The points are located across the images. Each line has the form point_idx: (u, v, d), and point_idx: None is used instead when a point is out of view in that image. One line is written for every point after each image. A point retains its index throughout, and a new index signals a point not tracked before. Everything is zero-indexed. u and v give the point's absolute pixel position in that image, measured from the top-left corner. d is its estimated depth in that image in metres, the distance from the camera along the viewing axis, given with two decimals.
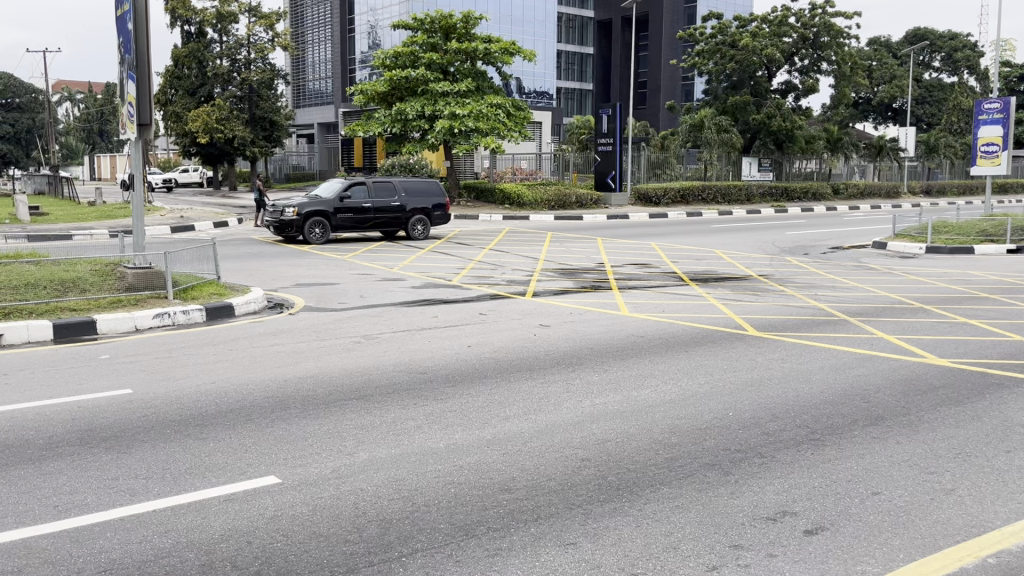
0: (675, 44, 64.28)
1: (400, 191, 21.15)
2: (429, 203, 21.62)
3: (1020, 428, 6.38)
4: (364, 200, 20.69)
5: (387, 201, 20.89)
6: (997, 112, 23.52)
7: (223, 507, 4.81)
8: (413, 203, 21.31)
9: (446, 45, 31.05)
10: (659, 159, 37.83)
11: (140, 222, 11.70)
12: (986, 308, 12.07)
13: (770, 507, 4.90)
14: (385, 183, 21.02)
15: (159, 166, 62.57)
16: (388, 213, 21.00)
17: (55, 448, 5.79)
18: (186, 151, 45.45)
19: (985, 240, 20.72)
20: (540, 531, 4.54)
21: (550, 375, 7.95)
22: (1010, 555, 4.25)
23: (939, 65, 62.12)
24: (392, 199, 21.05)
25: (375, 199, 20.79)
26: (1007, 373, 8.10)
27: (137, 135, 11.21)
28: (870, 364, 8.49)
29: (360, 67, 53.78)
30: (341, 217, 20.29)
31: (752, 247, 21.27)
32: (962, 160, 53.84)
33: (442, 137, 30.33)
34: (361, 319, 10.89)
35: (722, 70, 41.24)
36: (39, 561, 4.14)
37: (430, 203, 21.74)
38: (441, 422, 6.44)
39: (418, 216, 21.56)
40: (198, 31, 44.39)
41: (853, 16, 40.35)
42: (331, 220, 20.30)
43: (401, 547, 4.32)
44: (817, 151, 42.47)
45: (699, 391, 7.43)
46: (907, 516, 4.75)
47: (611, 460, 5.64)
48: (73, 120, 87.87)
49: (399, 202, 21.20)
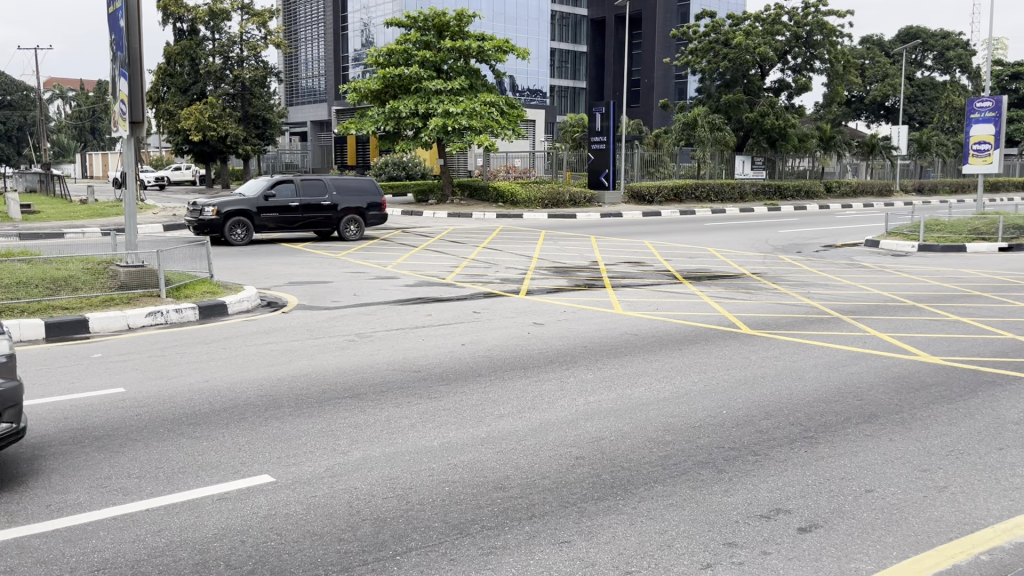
0: (668, 42, 64.30)
1: (331, 189, 20.61)
2: (363, 202, 21.08)
3: (1012, 426, 6.41)
4: (291, 199, 20.18)
5: (317, 200, 20.35)
6: (989, 110, 23.60)
7: (217, 507, 4.79)
8: (346, 203, 20.78)
9: (440, 43, 31.01)
10: (653, 157, 37.76)
11: (132, 222, 11.65)
12: (978, 306, 12.11)
13: (764, 504, 4.91)
14: (314, 181, 20.47)
15: (151, 164, 62.38)
16: (318, 212, 20.50)
17: (47, 447, 5.77)
18: (179, 149, 45.31)
19: (977, 238, 20.74)
20: (534, 529, 4.54)
21: (544, 373, 7.96)
22: (1003, 552, 4.26)
23: (932, 64, 62.26)
24: (322, 198, 20.51)
25: (303, 197, 20.27)
26: (998, 371, 8.14)
27: (129, 132, 11.15)
28: (863, 362, 8.51)
29: (353, 65, 53.65)
30: (265, 216, 19.73)
31: (745, 245, 21.32)
32: (953, 159, 54.07)
33: (435, 135, 30.32)
34: (354, 318, 10.86)
35: (715, 68, 41.30)
36: (31, 560, 4.13)
37: (364, 202, 21.21)
38: (435, 420, 6.44)
39: (351, 215, 21.02)
40: (190, 29, 44.20)
41: (846, 15, 40.49)
42: (254, 220, 19.70)
43: (395, 546, 4.32)
44: (809, 149, 42.59)
45: (693, 389, 7.44)
46: (901, 513, 4.77)
47: (605, 458, 5.65)
48: (65, 118, 87.54)
49: (330, 201, 20.69)
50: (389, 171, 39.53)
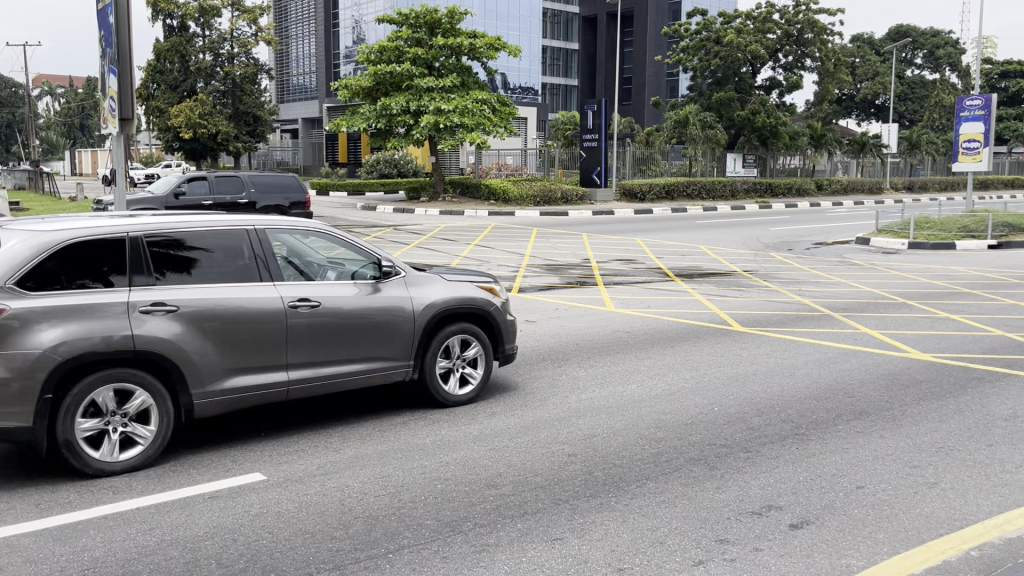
0: (660, 40, 64.34)
1: (248, 186, 19.97)
2: (284, 198, 20.30)
3: (1001, 422, 6.44)
4: (204, 197, 19.48)
5: (232, 195, 19.64)
6: (979, 108, 23.70)
7: (209, 505, 4.77)
8: (265, 199, 20.01)
9: (431, 40, 30.93)
10: (644, 155, 37.82)
11: (123, 220, 11.58)
12: (968, 303, 12.16)
13: (755, 501, 4.92)
14: (229, 179, 19.91)
15: (141, 161, 62.12)
16: (235, 209, 19.69)
17: (36, 446, 5.74)
18: (169, 146, 45.09)
19: (967, 236, 20.82)
20: (527, 526, 4.54)
21: (536, 370, 7.96)
22: (993, 548, 4.27)
23: (922, 62, 62.48)
24: (239, 195, 19.81)
25: (216, 194, 19.57)
26: (989, 368, 8.17)
27: (119, 130, 11.07)
28: (854, 359, 8.54)
29: (344, 62, 53.50)
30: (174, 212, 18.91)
31: (737, 242, 21.36)
32: (943, 157, 54.37)
33: (427, 132, 30.27)
34: None
35: (707, 66, 41.35)
36: (21, 560, 4.11)
37: (286, 199, 20.42)
38: (427, 418, 6.44)
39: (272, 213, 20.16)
40: (180, 25, 43.97)
41: (837, 13, 40.58)
42: None
43: (388, 544, 4.32)
44: (801, 147, 42.70)
45: (685, 386, 7.45)
46: (891, 509, 4.79)
47: (597, 456, 5.65)
48: (54, 114, 87.06)
49: (248, 198, 19.95)
50: (381, 169, 39.55)
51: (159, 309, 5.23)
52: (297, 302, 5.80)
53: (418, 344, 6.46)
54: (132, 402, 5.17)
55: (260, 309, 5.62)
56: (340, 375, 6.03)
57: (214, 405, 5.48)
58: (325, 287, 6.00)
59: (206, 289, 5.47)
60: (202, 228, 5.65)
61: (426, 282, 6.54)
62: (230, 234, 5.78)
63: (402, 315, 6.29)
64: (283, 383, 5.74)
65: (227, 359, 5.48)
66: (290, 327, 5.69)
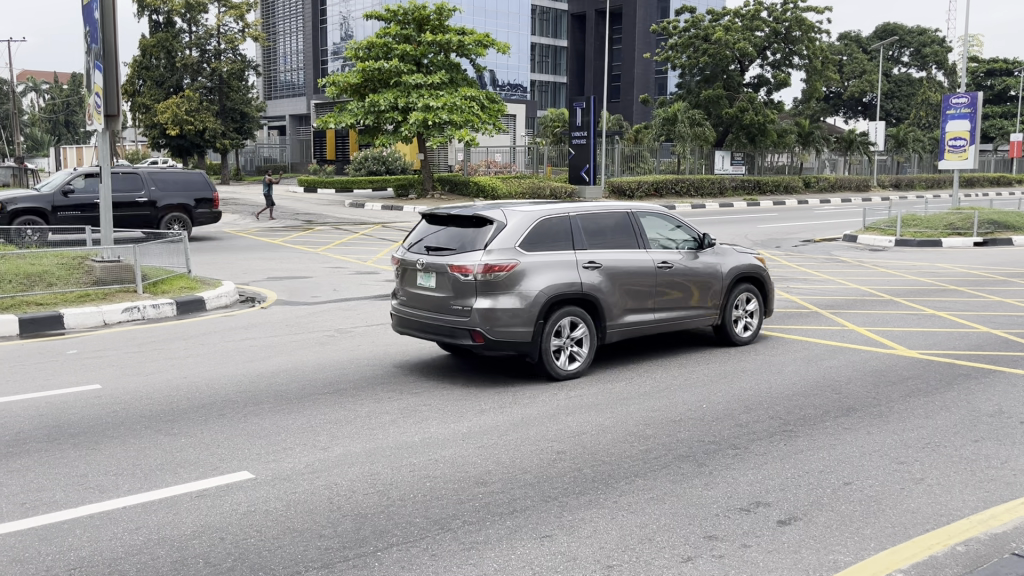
0: (649, 38, 64.40)
1: (148, 184, 19.03)
2: (189, 199, 19.49)
3: (986, 418, 6.48)
4: (97, 196, 18.61)
5: (129, 196, 18.74)
6: (964, 106, 23.84)
7: (195, 504, 4.74)
8: (167, 200, 19.14)
9: (419, 37, 30.84)
10: (633, 152, 37.88)
11: (109, 217, 11.51)
12: (954, 300, 12.24)
13: (743, 498, 4.94)
14: (128, 174, 18.91)
15: (128, 158, 61.78)
16: (133, 210, 18.88)
17: (21, 444, 5.70)
18: (156, 143, 44.82)
19: (953, 233, 20.94)
20: (516, 523, 4.54)
21: (524, 368, 7.94)
22: (978, 543, 4.30)
23: (908, 60, 62.76)
24: (137, 193, 18.89)
25: (113, 193, 18.70)
26: (975, 364, 8.23)
27: (105, 126, 10.97)
28: (841, 356, 8.58)
29: (332, 59, 53.31)
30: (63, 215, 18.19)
31: (725, 240, 21.41)
32: (930, 154, 54.73)
33: (415, 129, 30.23)
34: (334, 313, 10.80)
35: (695, 63, 41.43)
36: (6, 560, 4.07)
37: (190, 199, 19.56)
38: (417, 416, 6.42)
39: (174, 214, 19.35)
40: (166, 21, 43.69)
41: (825, 11, 40.70)
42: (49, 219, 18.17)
43: (376, 542, 4.31)
44: (788, 144, 42.84)
45: (674, 383, 7.47)
46: (878, 505, 4.81)
47: (586, 453, 5.66)
48: (39, 111, 86.44)
49: (148, 197, 19.05)
50: (369, 166, 39.45)
51: (591, 266, 7.53)
52: (661, 263, 8.11)
53: (722, 299, 8.70)
54: (750, 304, 9.05)
55: (643, 266, 7.91)
56: (683, 318, 8.31)
57: (619, 332, 7.81)
58: (670, 252, 8.27)
59: (613, 252, 7.79)
60: (602, 210, 7.97)
61: (728, 253, 8.82)
62: (614, 215, 8.08)
63: (717, 277, 8.56)
64: (658, 319, 8.07)
65: (620, 302, 7.75)
66: (660, 281, 7.98)
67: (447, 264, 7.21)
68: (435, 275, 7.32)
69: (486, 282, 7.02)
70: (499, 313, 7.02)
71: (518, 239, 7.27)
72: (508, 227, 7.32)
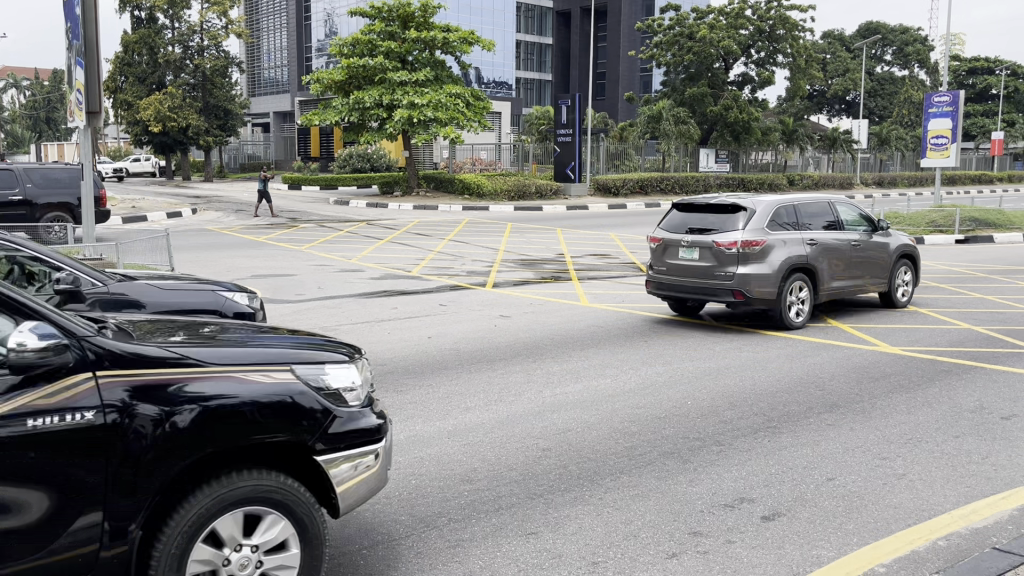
0: (634, 36, 64.48)
1: (24, 181, 18.01)
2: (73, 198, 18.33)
3: (967, 414, 6.55)
4: None
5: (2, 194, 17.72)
6: (946, 105, 24.01)
7: None
8: (46, 198, 18.17)
9: (404, 34, 30.69)
10: (618, 150, 37.97)
11: (91, 214, 11.40)
12: (935, 297, 12.36)
13: (728, 494, 4.96)
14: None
15: (110, 155, 61.33)
16: (8, 209, 17.87)
17: None
18: (138, 140, 44.51)
19: (935, 230, 21.15)
20: (501, 521, 4.54)
21: (509, 365, 7.94)
22: (960, 538, 4.34)
23: (891, 59, 63.20)
24: (12, 192, 17.91)
25: None
26: (956, 361, 8.31)
27: (86, 123, 10.86)
28: (825, 352, 8.64)
29: (317, 55, 53.07)
30: None
31: None
32: (912, 152, 55.20)
33: (400, 126, 30.15)
34: (318, 311, 10.77)
35: (680, 61, 41.52)
36: None
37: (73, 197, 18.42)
38: (401, 414, 6.40)
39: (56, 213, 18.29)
40: (148, 17, 43.33)
41: (809, 10, 40.86)
42: None
43: (361, 540, 4.29)
44: (772, 142, 43.04)
45: (658, 379, 7.50)
46: (861, 500, 4.85)
47: (571, 450, 5.66)
48: (20, 107, 85.59)
49: (24, 195, 18.04)
50: (354, 163, 39.31)
51: (812, 243, 9.87)
52: (854, 242, 10.45)
53: (892, 270, 11.07)
54: (906, 275, 11.40)
55: (842, 243, 10.27)
56: (867, 285, 10.70)
57: (828, 293, 10.19)
58: (860, 234, 10.61)
59: (825, 234, 10.14)
60: (816, 200, 10.29)
61: (896, 234, 11.20)
62: (821, 203, 10.42)
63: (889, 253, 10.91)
64: (853, 284, 10.44)
65: (830, 271, 10.12)
66: (854, 255, 10.35)
67: (711, 242, 9.59)
68: (699, 250, 9.71)
69: (745, 254, 9.39)
70: (755, 277, 9.39)
71: (764, 221, 9.62)
72: (757, 213, 9.66)
